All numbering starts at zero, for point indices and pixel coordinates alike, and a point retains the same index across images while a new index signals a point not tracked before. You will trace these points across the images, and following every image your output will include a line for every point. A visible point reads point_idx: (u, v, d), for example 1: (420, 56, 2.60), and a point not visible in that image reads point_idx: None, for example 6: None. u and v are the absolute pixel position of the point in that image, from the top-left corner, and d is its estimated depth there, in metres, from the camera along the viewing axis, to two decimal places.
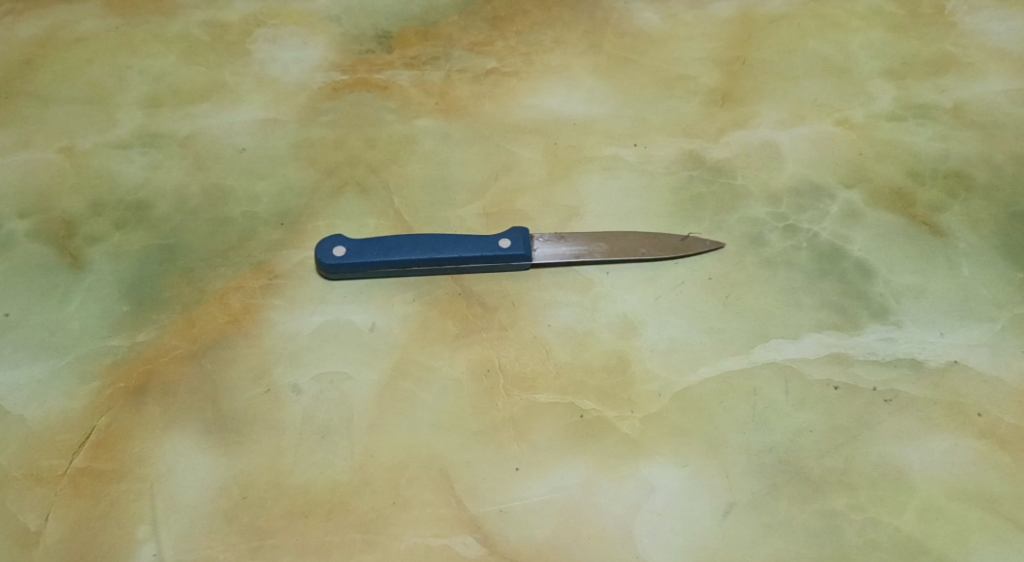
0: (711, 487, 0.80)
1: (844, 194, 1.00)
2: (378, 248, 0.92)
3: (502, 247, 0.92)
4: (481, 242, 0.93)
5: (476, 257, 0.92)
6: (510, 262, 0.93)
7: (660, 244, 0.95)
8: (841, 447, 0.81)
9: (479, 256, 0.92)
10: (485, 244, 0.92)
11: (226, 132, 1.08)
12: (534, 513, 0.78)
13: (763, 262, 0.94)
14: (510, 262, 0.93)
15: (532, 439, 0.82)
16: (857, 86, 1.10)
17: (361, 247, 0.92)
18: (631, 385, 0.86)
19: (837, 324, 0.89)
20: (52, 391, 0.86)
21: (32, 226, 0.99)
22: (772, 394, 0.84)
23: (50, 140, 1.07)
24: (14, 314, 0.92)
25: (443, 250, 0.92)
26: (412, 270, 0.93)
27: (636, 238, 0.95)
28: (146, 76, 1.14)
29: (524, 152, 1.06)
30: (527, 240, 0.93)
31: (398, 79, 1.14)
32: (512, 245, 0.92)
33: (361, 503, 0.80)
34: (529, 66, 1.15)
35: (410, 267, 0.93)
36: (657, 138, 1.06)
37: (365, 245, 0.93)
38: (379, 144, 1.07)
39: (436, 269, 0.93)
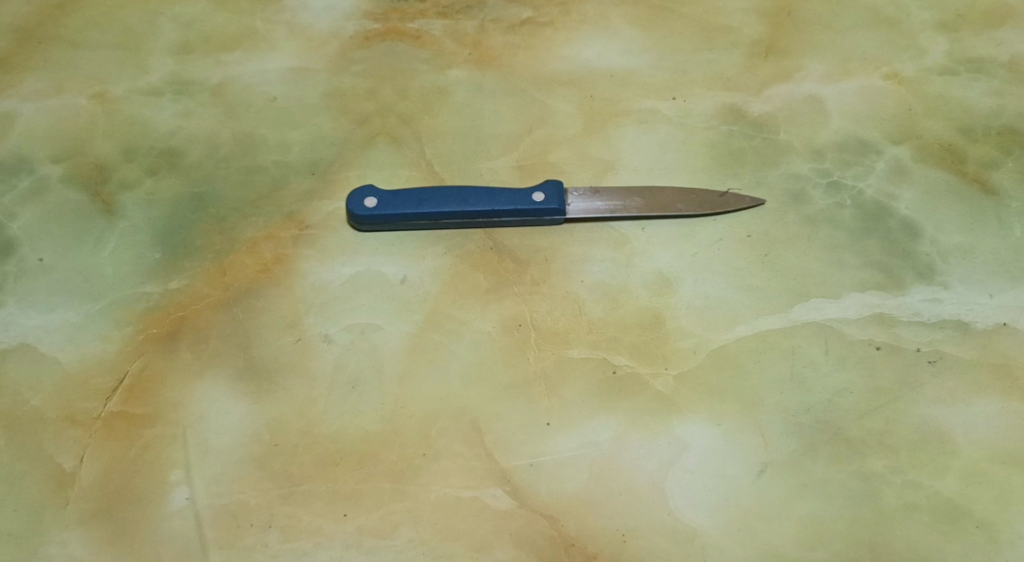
0: (746, 446, 0.78)
1: (891, 150, 0.96)
2: (410, 199, 0.91)
3: (535, 200, 0.90)
4: (515, 195, 0.91)
5: (510, 210, 0.90)
6: (544, 215, 0.91)
7: (698, 199, 0.92)
8: (881, 409, 0.79)
9: (513, 208, 0.90)
10: (519, 197, 0.91)
11: (257, 81, 1.07)
12: (565, 467, 0.78)
13: (804, 219, 0.92)
14: (543, 216, 0.91)
15: (563, 394, 0.82)
16: (908, 39, 1.06)
17: (392, 199, 0.91)
18: (665, 343, 0.84)
19: (881, 283, 0.87)
20: (86, 335, 0.86)
21: (65, 171, 0.99)
22: (811, 353, 0.83)
23: (82, 86, 1.06)
24: (49, 259, 0.92)
25: (476, 203, 0.90)
26: (445, 222, 0.92)
27: (673, 194, 0.93)
28: (177, 22, 1.12)
29: (559, 105, 1.03)
30: (562, 193, 0.91)
31: (431, 28, 1.11)
32: (546, 198, 0.91)
33: (391, 453, 0.79)
34: (566, 16, 1.11)
35: (442, 220, 0.91)
36: (696, 91, 1.03)
37: (397, 197, 0.91)
38: (411, 94, 1.05)
39: (469, 222, 0.92)
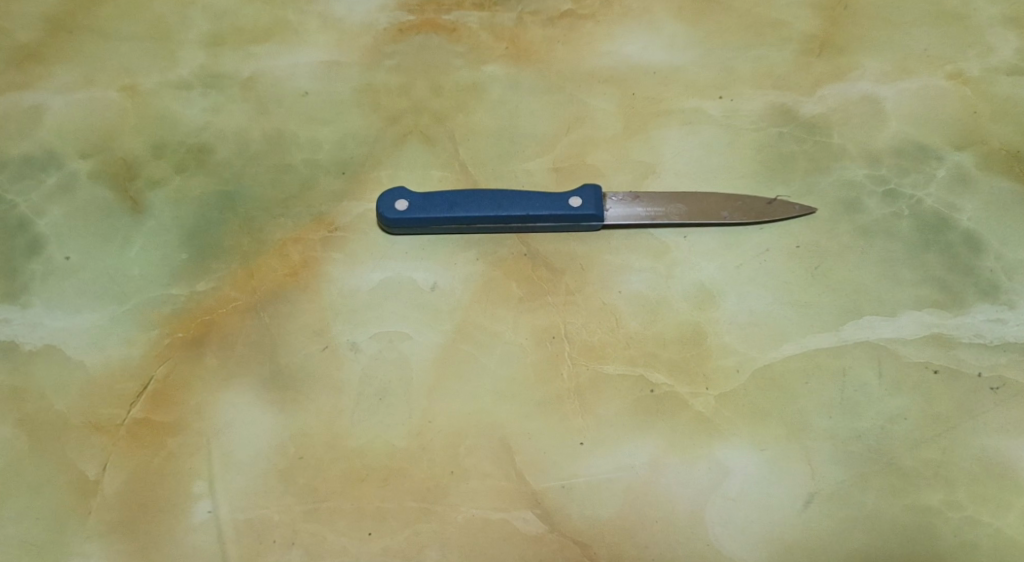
0: (791, 474, 0.74)
1: (953, 156, 0.91)
2: (441, 203, 0.88)
3: (572, 205, 0.86)
4: (551, 200, 0.87)
5: (546, 216, 0.87)
6: (581, 221, 0.87)
7: (745, 207, 0.87)
8: (938, 438, 0.75)
9: (549, 215, 0.86)
10: (554, 202, 0.87)
11: (288, 75, 1.04)
12: (599, 490, 0.74)
13: (858, 230, 0.86)
14: (580, 222, 0.87)
15: (597, 412, 0.78)
16: (973, 36, 0.99)
17: (423, 202, 0.88)
18: (706, 360, 0.80)
19: (939, 301, 0.82)
20: (112, 339, 0.85)
21: (93, 168, 0.97)
22: (864, 376, 0.78)
23: (113, 79, 1.04)
24: (76, 258, 0.91)
25: (510, 208, 0.87)
26: (477, 227, 0.88)
27: (719, 200, 0.88)
28: (208, 12, 1.09)
29: (598, 103, 0.99)
30: (599, 198, 0.87)
31: (467, 20, 1.07)
32: (583, 203, 0.86)
33: (419, 470, 0.76)
34: (608, 9, 1.06)
35: (474, 225, 0.88)
36: (744, 90, 0.98)
37: (427, 200, 0.88)
38: (445, 90, 1.01)
39: (502, 227, 0.88)
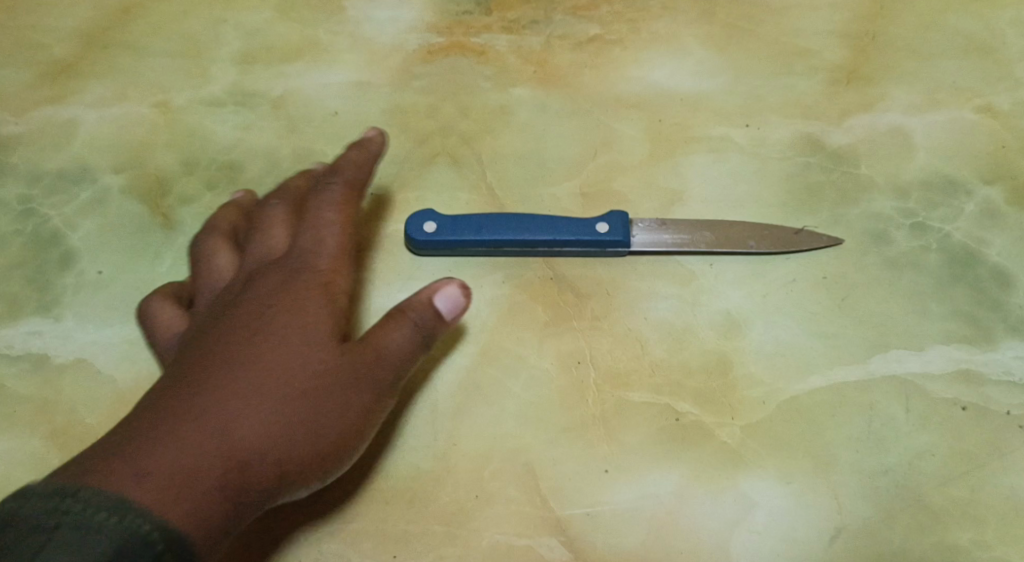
0: (817, 509, 0.74)
1: (981, 191, 0.91)
2: (470, 225, 0.89)
3: (599, 231, 0.87)
4: (579, 225, 0.88)
5: (573, 241, 0.87)
6: (607, 247, 0.87)
7: (771, 237, 0.88)
8: (966, 476, 0.75)
9: (576, 240, 0.87)
10: (582, 228, 0.88)
11: (318, 94, 1.05)
12: (624, 520, 0.75)
13: (886, 262, 0.87)
14: (606, 248, 0.87)
15: (623, 440, 0.78)
16: (1002, 70, 1.00)
17: (452, 223, 0.89)
18: (732, 391, 0.80)
19: (967, 337, 0.82)
20: (142, 353, 0.87)
21: (126, 182, 0.99)
22: (891, 411, 0.78)
23: (145, 94, 1.06)
24: (107, 273, 0.92)
25: (538, 232, 0.87)
26: (504, 250, 0.89)
27: (745, 230, 0.88)
28: (240, 31, 1.11)
29: (625, 129, 0.99)
30: (626, 225, 0.88)
31: (496, 43, 1.08)
32: (610, 230, 0.87)
33: (444, 494, 0.77)
34: (636, 34, 1.07)
35: (502, 248, 0.88)
36: (772, 119, 0.98)
37: (456, 222, 0.89)
38: (473, 113, 1.02)
39: (529, 251, 0.88)
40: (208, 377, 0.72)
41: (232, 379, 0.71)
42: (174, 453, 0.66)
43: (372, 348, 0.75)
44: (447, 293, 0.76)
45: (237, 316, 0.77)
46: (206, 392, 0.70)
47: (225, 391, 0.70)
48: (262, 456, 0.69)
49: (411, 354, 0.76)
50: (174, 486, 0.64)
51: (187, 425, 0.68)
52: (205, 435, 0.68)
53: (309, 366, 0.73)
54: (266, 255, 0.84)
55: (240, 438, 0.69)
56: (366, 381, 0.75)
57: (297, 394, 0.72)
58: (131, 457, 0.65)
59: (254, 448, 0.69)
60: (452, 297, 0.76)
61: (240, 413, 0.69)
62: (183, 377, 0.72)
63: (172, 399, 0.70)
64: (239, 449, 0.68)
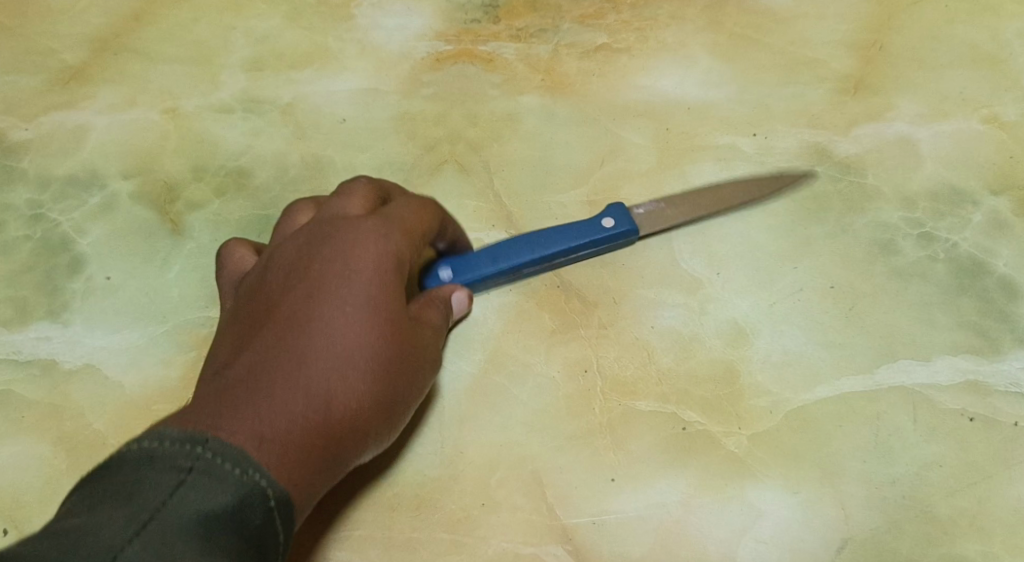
0: (824, 518, 0.74)
1: (989, 201, 0.91)
2: (484, 257, 0.86)
3: (605, 226, 0.89)
4: (584, 225, 0.89)
5: (584, 242, 0.88)
6: (616, 240, 0.89)
7: (757, 188, 0.93)
8: (973, 487, 0.75)
9: (587, 240, 0.88)
10: (588, 227, 0.89)
11: (327, 101, 1.05)
12: (631, 528, 0.75)
13: (893, 272, 0.87)
14: (615, 242, 0.89)
15: (629, 448, 0.78)
16: (1009, 80, 1.00)
17: (465, 263, 0.86)
18: (739, 400, 0.80)
19: (975, 347, 0.82)
20: (150, 358, 0.87)
21: (135, 188, 0.99)
22: (898, 421, 0.78)
23: (155, 100, 1.06)
24: (116, 278, 0.93)
25: (550, 244, 0.87)
26: (522, 272, 0.88)
27: (731, 189, 0.93)
28: (250, 38, 1.11)
29: (632, 137, 1.00)
30: (627, 215, 0.90)
31: (503, 51, 1.08)
32: (615, 223, 0.89)
33: (450, 501, 0.77)
34: (643, 43, 1.07)
35: (521, 270, 0.87)
36: (778, 128, 0.98)
37: (469, 259, 0.86)
38: (481, 120, 1.02)
39: (546, 265, 0.88)
40: (307, 333, 0.68)
41: (331, 339, 0.68)
42: (277, 420, 0.63)
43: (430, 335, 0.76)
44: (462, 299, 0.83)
45: (332, 266, 0.71)
46: (308, 356, 0.67)
47: (324, 353, 0.67)
48: (352, 430, 0.67)
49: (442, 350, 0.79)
50: (286, 455, 0.62)
51: (286, 390, 0.65)
52: (304, 398, 0.65)
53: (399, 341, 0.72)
54: (339, 214, 0.78)
55: (337, 407, 0.66)
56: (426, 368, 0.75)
57: (389, 367, 0.70)
58: (240, 418, 0.62)
59: (348, 421, 0.67)
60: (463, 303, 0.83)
61: (341, 382, 0.67)
62: (276, 331, 0.68)
63: (270, 357, 0.66)
64: (336, 423, 0.66)
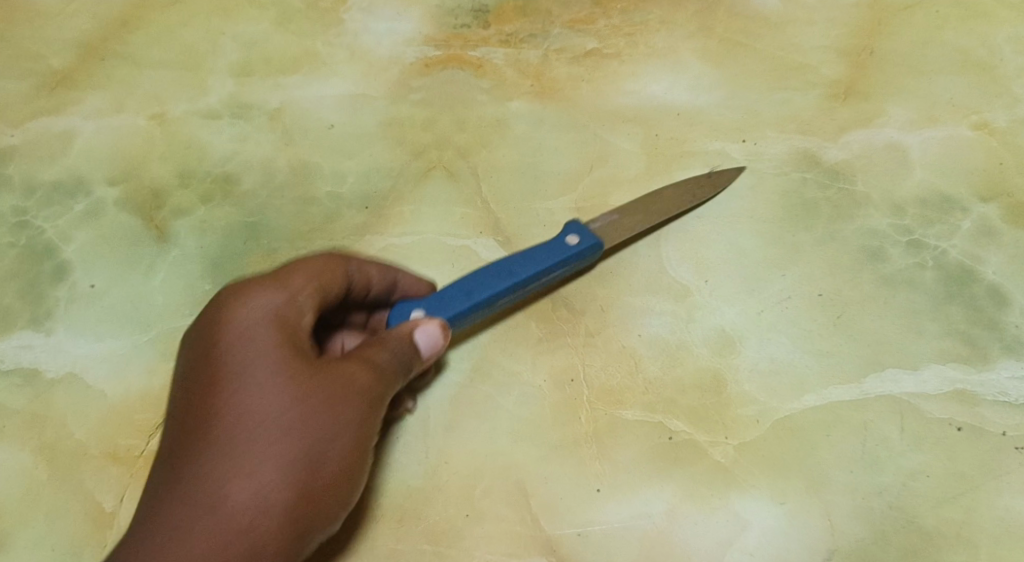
0: (809, 529, 0.74)
1: (978, 208, 0.90)
2: (457, 295, 0.81)
3: (570, 243, 0.85)
4: (550, 245, 0.85)
5: (554, 263, 0.84)
6: (582, 257, 0.86)
7: (696, 190, 0.92)
8: (960, 497, 0.75)
9: (558, 261, 0.84)
10: (554, 247, 0.85)
11: (315, 107, 1.05)
12: (616, 539, 0.74)
13: (881, 279, 0.86)
14: (582, 258, 0.86)
15: (615, 458, 0.78)
16: (1000, 87, 0.99)
17: (439, 304, 0.80)
18: (726, 409, 0.79)
19: (963, 356, 0.81)
20: (134, 367, 0.87)
21: (121, 194, 0.98)
22: (885, 431, 0.77)
23: (142, 105, 1.06)
24: (100, 285, 0.92)
25: (521, 270, 0.83)
26: (498, 303, 0.83)
27: (674, 194, 0.91)
28: (238, 42, 1.11)
29: (621, 143, 0.99)
30: (585, 228, 0.87)
31: (493, 56, 1.07)
32: (579, 239, 0.86)
33: (434, 512, 0.76)
34: (633, 48, 1.07)
35: (498, 301, 0.82)
36: (768, 134, 0.98)
37: (441, 298, 0.81)
38: (469, 126, 1.02)
39: (521, 292, 0.84)
40: (204, 436, 0.68)
41: (224, 438, 0.67)
42: (177, 544, 0.65)
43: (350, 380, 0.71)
44: (424, 333, 0.76)
45: (218, 356, 0.70)
46: (201, 463, 0.67)
47: (217, 454, 0.67)
48: (263, 517, 0.66)
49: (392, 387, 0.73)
50: None
51: (185, 506, 0.66)
52: (204, 508, 0.66)
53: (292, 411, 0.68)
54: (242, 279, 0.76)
55: (241, 502, 0.66)
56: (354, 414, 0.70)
57: (291, 442, 0.68)
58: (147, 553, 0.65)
59: (253, 510, 0.66)
60: (430, 335, 0.76)
61: (233, 476, 0.66)
62: (176, 440, 0.69)
63: (173, 471, 0.68)
64: (241, 519, 0.65)
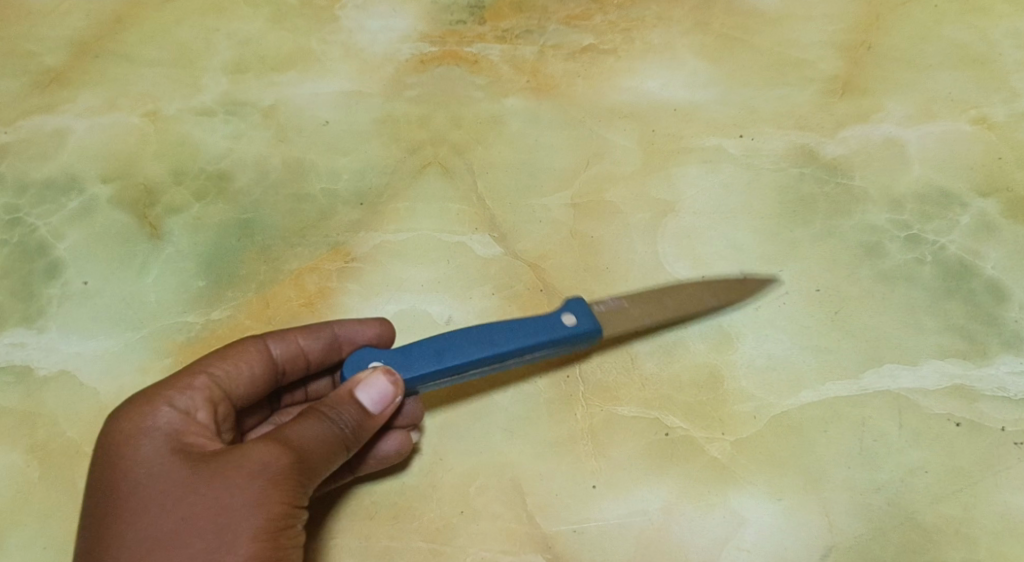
0: (807, 526, 0.73)
1: (976, 203, 0.90)
2: (425, 355, 0.73)
3: (566, 323, 0.76)
4: (543, 321, 0.76)
5: (542, 342, 0.75)
6: (577, 341, 0.77)
7: (720, 287, 0.83)
8: (959, 494, 0.74)
9: (546, 339, 0.75)
10: (547, 325, 0.76)
11: (310, 104, 1.04)
12: (612, 537, 0.73)
13: (879, 275, 0.85)
14: (578, 342, 0.77)
15: (611, 455, 0.77)
16: (999, 81, 0.99)
17: (403, 359, 0.73)
18: (723, 405, 0.79)
19: (962, 351, 0.81)
20: (126, 365, 0.86)
21: (114, 192, 0.98)
22: (883, 427, 0.77)
23: (136, 103, 1.05)
24: (93, 284, 0.91)
25: (502, 342, 0.74)
26: (469, 372, 0.74)
27: (696, 289, 0.82)
28: (233, 40, 1.10)
29: (617, 139, 0.98)
30: (588, 310, 0.77)
31: (488, 53, 1.07)
32: (576, 320, 0.76)
33: (428, 510, 0.76)
34: (629, 44, 1.06)
35: (468, 371, 0.74)
36: (766, 130, 0.97)
37: (406, 355, 0.73)
38: (465, 123, 1.01)
39: (499, 365, 0.75)
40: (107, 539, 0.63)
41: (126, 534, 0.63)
42: None
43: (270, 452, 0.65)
44: (372, 387, 0.70)
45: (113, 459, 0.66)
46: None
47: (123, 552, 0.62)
48: None
49: (330, 453, 0.68)
50: None
51: None
52: None
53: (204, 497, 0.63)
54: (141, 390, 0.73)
55: None
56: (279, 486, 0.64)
57: (199, 522, 0.62)
58: None
59: None
60: (378, 389, 0.70)
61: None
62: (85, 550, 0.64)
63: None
64: None
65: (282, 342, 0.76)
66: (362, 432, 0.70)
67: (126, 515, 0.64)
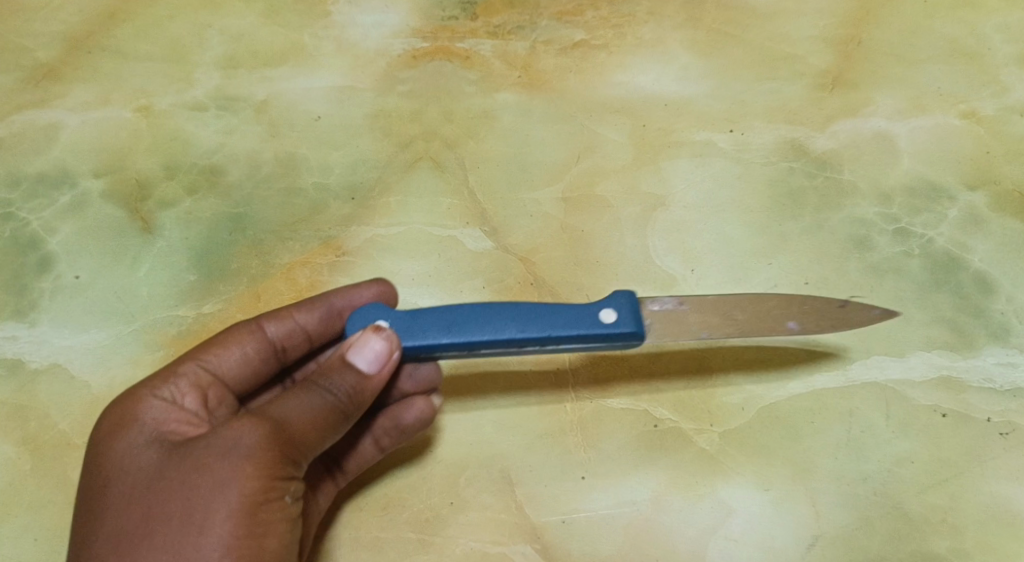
0: (795, 515, 0.74)
1: (965, 196, 0.90)
2: (437, 324, 0.72)
3: (604, 321, 0.72)
4: (580, 313, 0.72)
5: (570, 335, 0.71)
6: (615, 339, 0.72)
7: (817, 313, 0.74)
8: (945, 483, 0.74)
9: (575, 332, 0.71)
10: (584, 319, 0.72)
11: (302, 99, 1.04)
12: (601, 527, 0.74)
13: (867, 268, 0.86)
14: (615, 340, 0.72)
15: (600, 446, 0.77)
16: (988, 75, 0.99)
17: (412, 324, 0.72)
18: (711, 397, 0.79)
19: (949, 342, 0.81)
20: (118, 358, 0.86)
21: (106, 186, 0.98)
22: (871, 418, 0.77)
23: (128, 98, 1.05)
24: (85, 277, 0.91)
25: (526, 327, 0.71)
26: (480, 351, 0.72)
27: (779, 306, 0.74)
28: (225, 35, 1.10)
29: (609, 134, 0.99)
30: (635, 307, 0.73)
31: (481, 48, 1.07)
32: (617, 319, 0.72)
33: (418, 500, 0.76)
34: (621, 39, 1.06)
35: (479, 350, 0.72)
36: (756, 124, 0.98)
37: (417, 323, 0.72)
38: (456, 117, 1.01)
39: (513, 350, 0.72)
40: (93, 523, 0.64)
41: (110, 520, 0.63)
42: None
43: (256, 424, 0.65)
44: (365, 348, 0.69)
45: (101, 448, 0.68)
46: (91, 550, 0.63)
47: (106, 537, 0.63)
48: None
49: (320, 422, 0.67)
50: None
51: None
52: None
53: (189, 474, 0.63)
54: None
55: None
56: (265, 456, 0.64)
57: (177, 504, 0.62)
58: None
59: None
60: (372, 350, 0.69)
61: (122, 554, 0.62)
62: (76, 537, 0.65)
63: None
64: None
65: (275, 322, 0.78)
66: (358, 397, 0.69)
67: (110, 501, 0.64)
